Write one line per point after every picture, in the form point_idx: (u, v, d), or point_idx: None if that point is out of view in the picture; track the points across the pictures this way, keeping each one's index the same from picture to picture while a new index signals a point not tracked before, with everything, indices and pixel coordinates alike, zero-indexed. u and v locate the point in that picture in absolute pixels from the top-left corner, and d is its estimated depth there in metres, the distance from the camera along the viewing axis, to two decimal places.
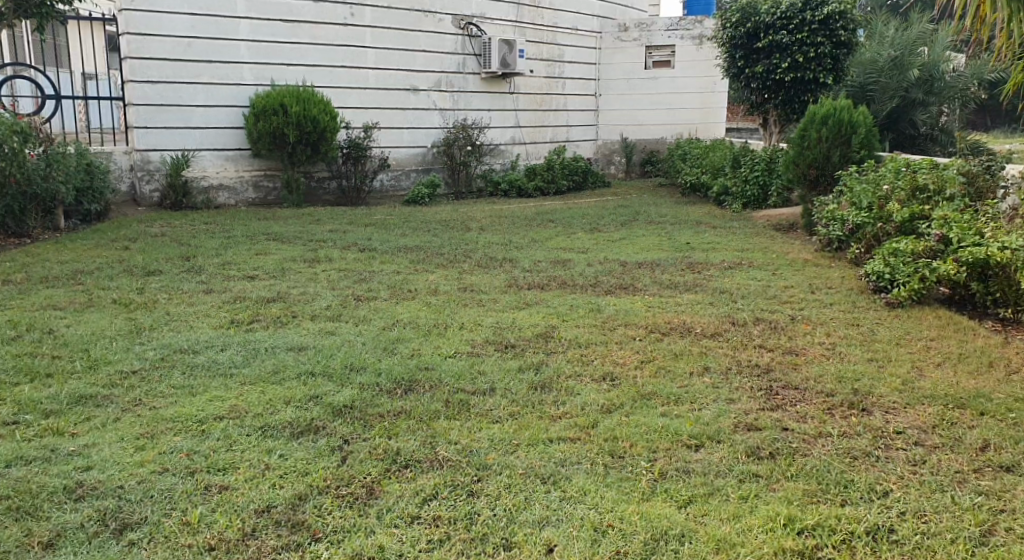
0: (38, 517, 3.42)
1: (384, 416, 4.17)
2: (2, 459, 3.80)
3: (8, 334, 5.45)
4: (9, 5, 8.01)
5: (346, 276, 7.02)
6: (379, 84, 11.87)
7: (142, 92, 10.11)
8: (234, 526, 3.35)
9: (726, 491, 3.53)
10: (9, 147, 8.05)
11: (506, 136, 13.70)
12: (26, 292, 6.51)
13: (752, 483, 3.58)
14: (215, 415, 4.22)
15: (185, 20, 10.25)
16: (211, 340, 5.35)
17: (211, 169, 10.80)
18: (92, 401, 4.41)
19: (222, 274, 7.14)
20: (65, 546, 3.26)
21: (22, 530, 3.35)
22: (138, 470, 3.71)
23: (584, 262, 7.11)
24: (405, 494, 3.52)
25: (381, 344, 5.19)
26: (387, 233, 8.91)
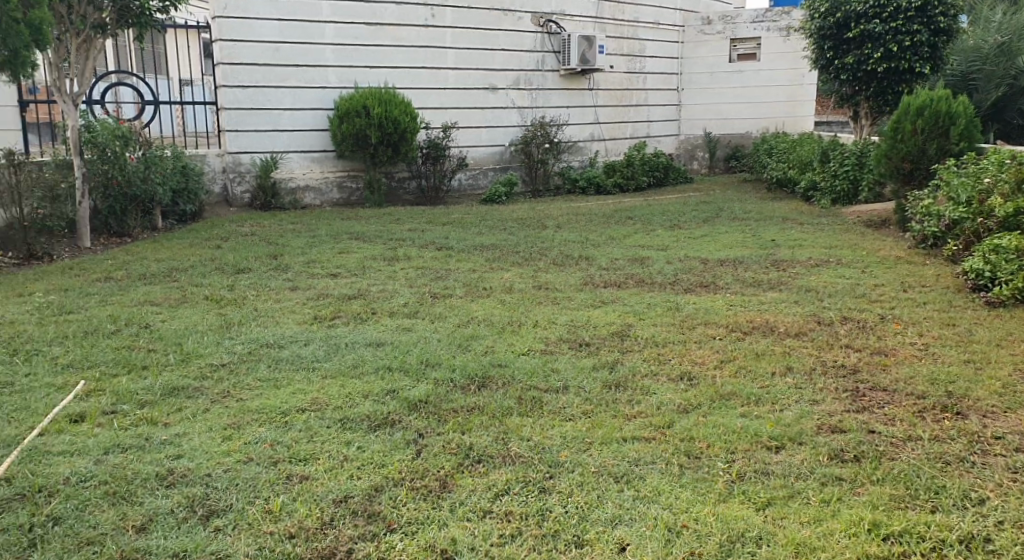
0: (132, 502, 3.48)
1: (458, 411, 4.15)
2: (101, 446, 3.90)
3: (108, 328, 5.63)
4: (112, 14, 8.29)
5: (422, 274, 7.06)
6: (459, 84, 11.93)
7: (234, 96, 10.39)
8: (313, 515, 3.37)
9: (808, 494, 3.38)
10: (112, 151, 8.60)
11: (585, 133, 13.58)
12: (124, 288, 6.73)
13: (835, 487, 3.43)
14: (298, 407, 4.28)
15: (274, 26, 10.47)
16: (295, 336, 5.43)
17: (298, 170, 11.03)
18: (184, 393, 4.52)
19: (306, 272, 7.25)
20: (156, 530, 3.32)
21: (118, 514, 3.41)
22: (225, 459, 3.77)
23: (663, 260, 6.98)
24: (478, 489, 3.48)
25: (456, 341, 5.18)
26: (464, 231, 8.94)
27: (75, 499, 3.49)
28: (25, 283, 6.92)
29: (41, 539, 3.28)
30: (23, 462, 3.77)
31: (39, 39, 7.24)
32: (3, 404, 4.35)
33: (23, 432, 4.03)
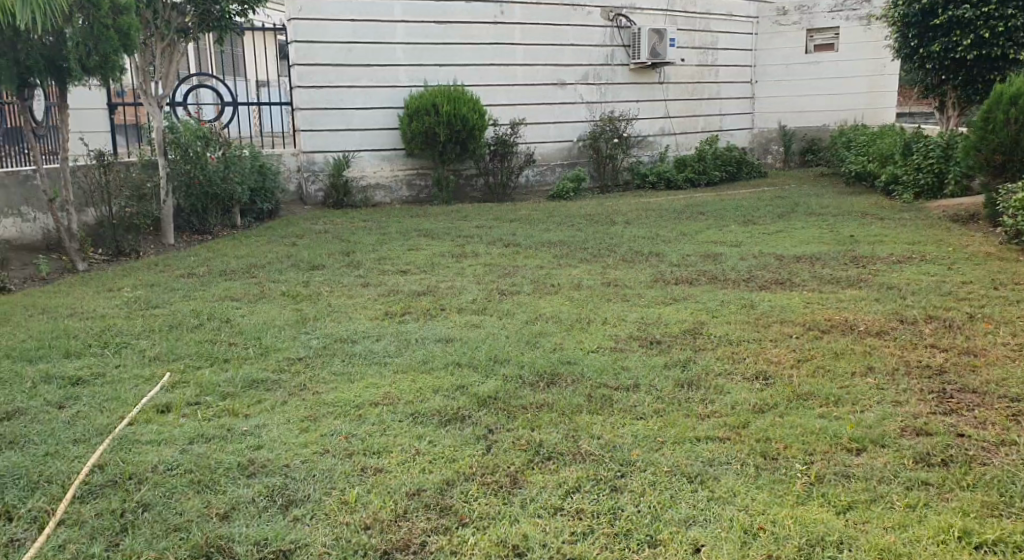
0: (216, 490, 3.54)
1: (528, 407, 4.13)
2: (186, 436, 3.99)
3: (191, 322, 5.77)
4: (194, 17, 8.49)
5: (490, 270, 7.06)
6: (527, 80, 11.91)
7: (308, 96, 10.56)
8: (388, 507, 3.38)
9: (892, 498, 3.26)
10: (193, 150, 8.91)
11: (655, 127, 13.42)
12: (206, 284, 6.89)
13: (921, 492, 3.30)
14: (371, 401, 4.33)
15: (347, 26, 10.60)
16: (367, 331, 5.48)
17: (369, 169, 11.15)
18: (264, 385, 4.61)
19: (377, 269, 7.31)
20: (239, 518, 3.37)
21: (203, 501, 3.47)
22: (302, 450, 3.82)
23: (736, 256, 6.84)
24: (549, 486, 3.45)
25: (525, 338, 5.16)
26: (531, 228, 8.91)
27: (162, 487, 3.57)
28: (113, 279, 7.14)
29: (132, 524, 3.36)
30: (114, 450, 3.86)
31: (127, 44, 7.45)
32: (95, 394, 4.49)
33: (114, 421, 4.14)
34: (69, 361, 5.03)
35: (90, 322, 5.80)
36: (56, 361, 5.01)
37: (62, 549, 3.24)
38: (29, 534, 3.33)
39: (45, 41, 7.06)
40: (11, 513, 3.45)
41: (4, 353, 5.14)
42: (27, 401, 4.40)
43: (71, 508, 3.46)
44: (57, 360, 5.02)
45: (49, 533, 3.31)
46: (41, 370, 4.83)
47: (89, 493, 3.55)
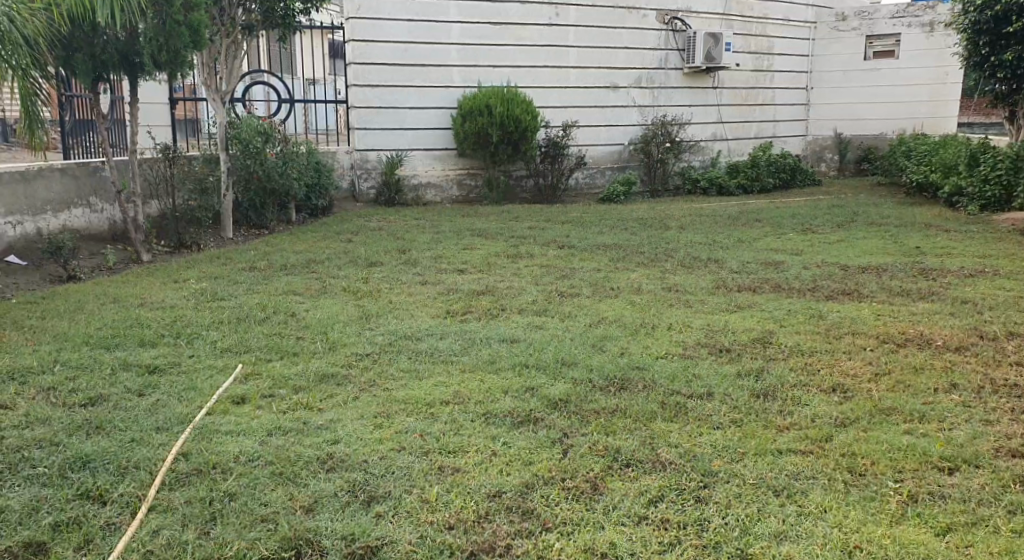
0: (299, 483, 3.72)
1: (600, 412, 4.16)
2: (264, 428, 4.18)
3: (258, 315, 5.90)
4: (259, 16, 8.75)
5: (549, 272, 7.06)
6: (580, 82, 11.89)
7: (364, 95, 10.68)
8: (469, 507, 3.48)
9: (995, 523, 3.23)
10: (254, 146, 9.01)
11: (707, 132, 13.31)
12: (268, 277, 7.01)
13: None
14: (442, 399, 4.39)
15: (403, 26, 10.72)
16: (430, 329, 5.52)
17: (421, 168, 11.23)
18: (335, 380, 4.73)
19: (434, 267, 7.34)
20: (324, 512, 3.52)
21: (287, 494, 3.64)
22: (379, 447, 3.95)
23: (798, 265, 6.79)
24: (631, 494, 3.48)
25: (590, 340, 5.17)
26: (585, 230, 8.91)
27: (247, 478, 3.75)
28: (177, 270, 7.31)
29: (219, 514, 3.55)
30: (196, 439, 4.08)
31: (197, 40, 7.68)
32: (173, 383, 4.72)
33: (193, 410, 4.37)
34: (144, 349, 5.25)
35: (162, 312, 5.99)
36: (132, 349, 5.23)
37: (156, 534, 3.43)
38: (122, 518, 3.53)
39: (119, 36, 7.32)
40: (103, 496, 3.67)
41: (82, 340, 5.37)
42: (109, 387, 4.65)
43: (160, 495, 3.66)
44: (134, 348, 5.24)
45: (141, 519, 3.51)
46: (119, 358, 5.06)
47: (176, 481, 3.76)
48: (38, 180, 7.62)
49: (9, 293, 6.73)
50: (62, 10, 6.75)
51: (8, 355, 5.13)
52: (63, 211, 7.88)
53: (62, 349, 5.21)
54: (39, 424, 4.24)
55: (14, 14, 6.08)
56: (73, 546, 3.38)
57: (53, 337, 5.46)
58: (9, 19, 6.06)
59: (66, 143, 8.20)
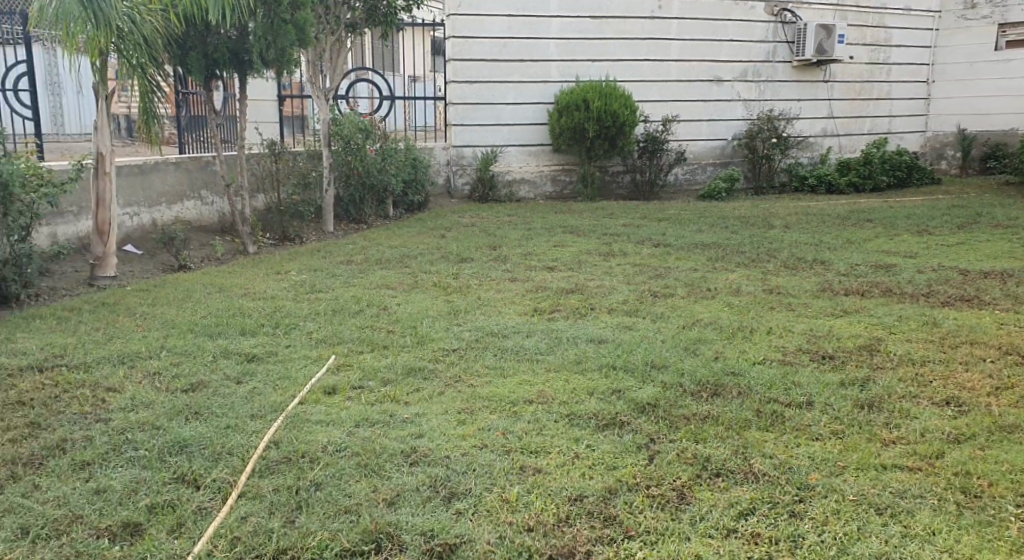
0: (382, 475, 3.69)
1: (690, 418, 4.00)
2: (351, 420, 4.17)
3: (351, 308, 5.93)
4: (363, 13, 8.89)
5: (642, 271, 6.86)
6: (681, 77, 11.61)
7: (461, 91, 10.73)
8: (550, 510, 3.39)
9: None
10: (355, 143, 9.13)
11: (817, 128, 12.83)
12: (363, 271, 7.05)
13: None
14: (526, 398, 4.29)
15: (503, 22, 10.68)
16: (518, 326, 5.43)
17: (516, 164, 11.19)
18: (421, 374, 4.70)
19: (524, 264, 7.23)
20: (406, 506, 3.48)
21: (371, 486, 3.61)
22: (461, 443, 3.89)
23: (912, 268, 6.41)
24: (719, 505, 3.33)
25: (682, 342, 4.98)
26: (683, 228, 8.65)
27: (333, 468, 3.75)
28: (279, 262, 7.44)
29: (306, 502, 3.54)
30: (288, 428, 4.10)
31: (303, 38, 7.84)
32: (269, 372, 4.78)
33: (287, 399, 4.41)
34: (244, 338, 5.34)
35: (262, 302, 6.08)
36: (233, 337, 5.32)
37: (244, 520, 3.45)
38: (214, 503, 3.56)
39: (231, 34, 7.51)
40: (197, 481, 3.71)
41: (188, 328, 5.50)
42: (210, 373, 4.75)
43: (250, 481, 3.69)
44: (234, 336, 5.34)
45: (232, 505, 3.53)
46: (221, 345, 5.16)
47: (266, 468, 3.78)
48: (153, 174, 7.92)
49: (123, 281, 7.02)
50: (178, 11, 7.01)
51: (119, 340, 5.30)
52: (175, 203, 8.21)
53: (169, 335, 5.35)
54: (144, 408, 4.34)
55: (135, 15, 6.57)
56: (167, 529, 3.42)
57: (162, 323, 5.61)
58: (129, 20, 6.51)
59: (182, 139, 8.55)
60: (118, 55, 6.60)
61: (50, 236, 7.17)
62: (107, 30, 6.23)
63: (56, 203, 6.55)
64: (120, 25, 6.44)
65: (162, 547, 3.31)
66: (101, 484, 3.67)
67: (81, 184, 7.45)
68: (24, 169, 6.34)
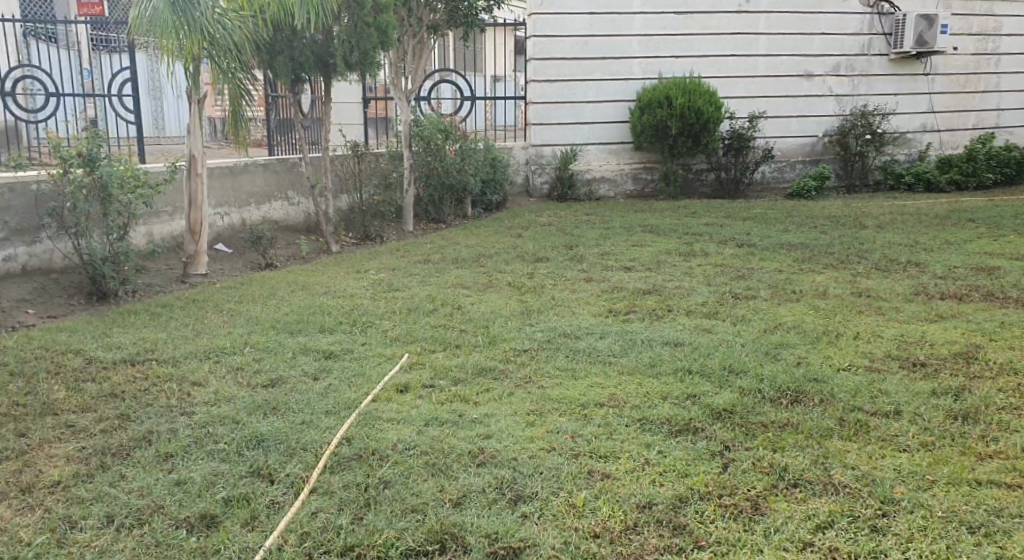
0: (449, 476, 3.63)
1: (768, 426, 3.83)
2: (420, 419, 4.12)
3: (426, 307, 5.91)
4: (445, 14, 8.90)
5: (723, 272, 6.66)
6: (770, 72, 11.27)
7: (542, 90, 10.72)
8: (617, 517, 3.29)
9: None
10: (434, 144, 9.15)
11: (915, 123, 12.25)
12: (440, 270, 7.03)
13: None
14: (596, 401, 4.18)
15: (585, 20, 10.61)
16: (592, 327, 5.31)
17: (596, 162, 11.09)
18: (491, 374, 4.63)
19: (601, 264, 7.11)
20: (471, 507, 3.42)
21: (438, 486, 3.56)
22: (530, 445, 3.81)
23: (1015, 271, 6.05)
24: (796, 517, 3.21)
25: (763, 347, 4.78)
26: (768, 228, 8.38)
27: (401, 466, 3.71)
28: (360, 261, 7.50)
29: (374, 500, 3.51)
30: (360, 425, 4.09)
31: (386, 41, 7.90)
32: (344, 369, 4.79)
33: (360, 397, 4.40)
34: (322, 335, 5.38)
35: (340, 300, 6.12)
36: (312, 335, 5.36)
37: (314, 516, 3.43)
38: (286, 498, 3.56)
39: (317, 38, 7.65)
40: (272, 475, 3.72)
41: (269, 325, 5.57)
42: (289, 369, 4.78)
43: (322, 477, 3.68)
44: (313, 334, 5.37)
45: (304, 500, 3.52)
46: (300, 343, 5.20)
47: (337, 464, 3.77)
48: (243, 175, 8.10)
49: (215, 279, 7.16)
50: (267, 16, 7.14)
51: (205, 336, 5.39)
52: (264, 203, 8.37)
53: (252, 332, 5.43)
54: (225, 403, 4.39)
55: (226, 21, 6.68)
56: (241, 522, 3.43)
57: (247, 320, 5.69)
58: (219, 25, 6.61)
59: (272, 141, 8.74)
60: (210, 61, 6.72)
61: (147, 235, 7.37)
62: (200, 36, 6.38)
63: (151, 203, 6.63)
64: (212, 32, 6.55)
65: (236, 539, 3.32)
66: (182, 476, 3.71)
67: (175, 185, 7.64)
68: (121, 171, 6.41)
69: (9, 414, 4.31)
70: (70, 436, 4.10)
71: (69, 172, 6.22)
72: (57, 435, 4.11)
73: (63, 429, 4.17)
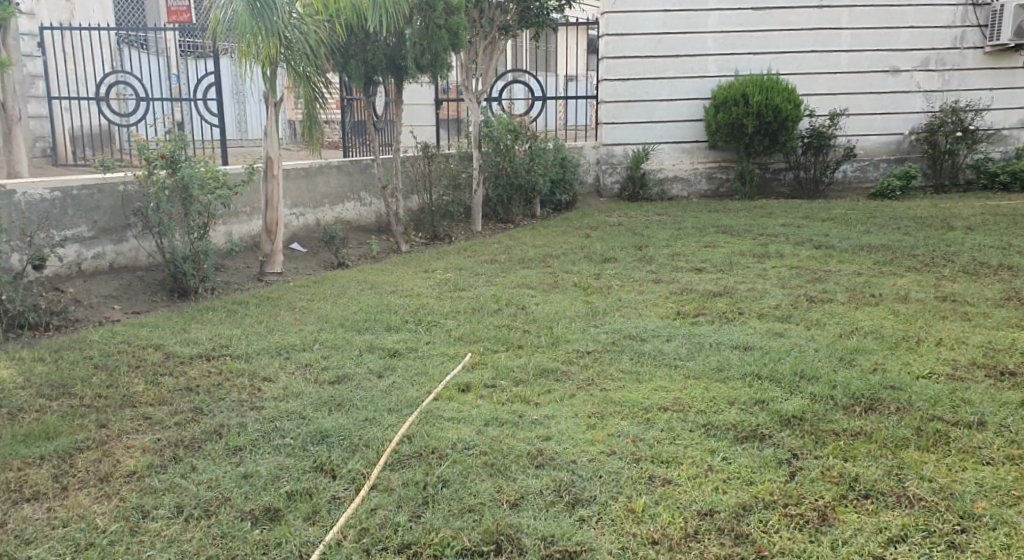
0: (507, 476, 3.56)
1: (839, 434, 3.68)
2: (480, 419, 4.07)
3: (491, 306, 5.86)
4: (516, 15, 8.83)
5: (799, 274, 6.45)
6: (853, 68, 10.85)
7: (614, 88, 10.66)
8: (678, 523, 3.19)
9: None
10: (503, 144, 9.12)
11: (1015, 119, 11.22)
12: (506, 270, 6.99)
13: None
14: (660, 405, 4.06)
15: (659, 17, 10.53)
16: (659, 329, 5.19)
17: (669, 162, 10.93)
18: (554, 375, 4.55)
19: (671, 265, 6.95)
20: (528, 509, 3.34)
21: (495, 486, 3.49)
22: (589, 448, 3.72)
23: None
24: (866, 529, 3.09)
25: (838, 352, 4.59)
26: (848, 229, 8.10)
27: (460, 465, 3.66)
28: (428, 261, 7.51)
29: (432, 499, 3.47)
30: (421, 423, 4.06)
31: (456, 42, 7.90)
32: (408, 367, 4.77)
33: (422, 395, 4.37)
34: (388, 333, 5.38)
35: (407, 299, 6.12)
36: (378, 333, 5.36)
37: (372, 513, 3.40)
38: (347, 494, 3.54)
39: (389, 41, 7.67)
40: (334, 471, 3.70)
41: (338, 323, 5.59)
42: (354, 367, 4.79)
43: (383, 474, 3.66)
44: (379, 332, 5.37)
45: (363, 496, 3.50)
46: (366, 341, 5.20)
47: (397, 462, 3.74)
48: (318, 176, 8.21)
49: (289, 278, 7.24)
50: (342, 20, 7.17)
51: (278, 333, 5.44)
52: (338, 204, 8.46)
53: (321, 329, 5.46)
54: (293, 398, 4.41)
55: (304, 26, 6.76)
56: (302, 516, 3.42)
57: (317, 318, 5.73)
58: (295, 29, 6.70)
59: (347, 143, 8.87)
60: (287, 65, 6.81)
61: (226, 235, 7.49)
62: (277, 40, 6.44)
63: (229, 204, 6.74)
64: (289, 36, 6.65)
65: (296, 534, 3.31)
66: (249, 469, 3.73)
67: (253, 186, 7.76)
68: (202, 172, 6.55)
69: (90, 405, 4.40)
70: (147, 427, 4.16)
71: (153, 173, 6.37)
72: (135, 426, 4.17)
73: (140, 421, 4.23)
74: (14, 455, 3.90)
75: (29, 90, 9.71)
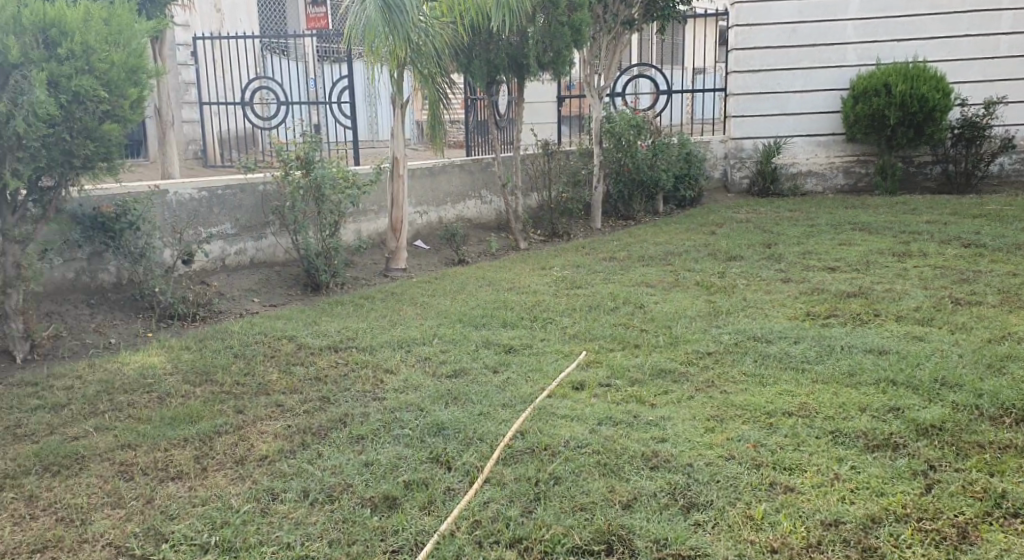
0: (620, 477, 3.44)
1: (984, 447, 3.39)
2: (595, 417, 3.96)
3: (608, 304, 5.73)
4: (641, 9, 8.65)
5: (943, 274, 6.02)
6: (1016, 51, 9.95)
7: (744, 81, 10.44)
8: (799, 533, 2.99)
9: None
10: (626, 140, 8.94)
11: None
12: (625, 268, 6.83)
13: None
14: (785, 409, 3.84)
15: (794, 6, 10.21)
16: (786, 331, 4.93)
17: (802, 156, 10.52)
18: (672, 376, 4.39)
19: (801, 264, 6.63)
20: (640, 511, 3.21)
21: (608, 486, 3.38)
22: (707, 452, 3.55)
23: None
24: (1014, 552, 2.83)
25: (986, 359, 4.23)
26: (1002, 227, 7.52)
27: (573, 463, 3.56)
28: (547, 257, 7.44)
29: (545, 495, 3.38)
30: (535, 419, 3.98)
31: (578, 38, 7.81)
32: (523, 363, 4.71)
33: (536, 391, 4.30)
34: (504, 329, 5.33)
35: (524, 296, 6.07)
36: (495, 329, 5.33)
37: (485, 506, 3.34)
38: (461, 486, 3.49)
39: (512, 40, 7.62)
40: (449, 463, 3.67)
41: (456, 318, 5.59)
42: (471, 361, 4.77)
43: (496, 468, 3.60)
44: (496, 328, 5.34)
45: (477, 489, 3.45)
46: (483, 336, 5.17)
47: (510, 457, 3.68)
48: (441, 175, 8.25)
49: (413, 275, 7.31)
50: (466, 22, 7.17)
51: (398, 327, 5.48)
52: (458, 203, 8.50)
53: (439, 324, 5.47)
54: (411, 390, 4.41)
55: (431, 29, 6.78)
56: (418, 505, 3.39)
57: (436, 313, 5.75)
58: (425, 35, 6.72)
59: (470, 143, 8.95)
60: (413, 68, 6.86)
61: (355, 233, 7.65)
62: (404, 42, 6.48)
63: (358, 202, 6.88)
64: (416, 41, 6.69)
65: (412, 522, 3.29)
66: (370, 458, 3.74)
67: (379, 185, 7.87)
68: (334, 172, 6.72)
69: (229, 392, 4.54)
70: (279, 414, 4.25)
71: (290, 174, 6.62)
72: (268, 413, 4.27)
73: (273, 408, 4.33)
74: (162, 436, 4.05)
75: (182, 95, 10.19)
